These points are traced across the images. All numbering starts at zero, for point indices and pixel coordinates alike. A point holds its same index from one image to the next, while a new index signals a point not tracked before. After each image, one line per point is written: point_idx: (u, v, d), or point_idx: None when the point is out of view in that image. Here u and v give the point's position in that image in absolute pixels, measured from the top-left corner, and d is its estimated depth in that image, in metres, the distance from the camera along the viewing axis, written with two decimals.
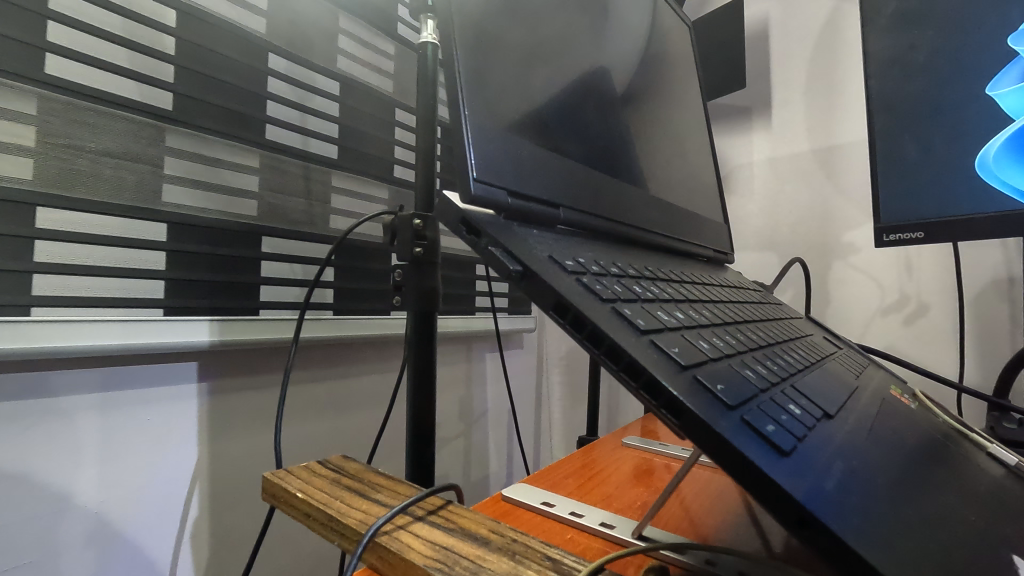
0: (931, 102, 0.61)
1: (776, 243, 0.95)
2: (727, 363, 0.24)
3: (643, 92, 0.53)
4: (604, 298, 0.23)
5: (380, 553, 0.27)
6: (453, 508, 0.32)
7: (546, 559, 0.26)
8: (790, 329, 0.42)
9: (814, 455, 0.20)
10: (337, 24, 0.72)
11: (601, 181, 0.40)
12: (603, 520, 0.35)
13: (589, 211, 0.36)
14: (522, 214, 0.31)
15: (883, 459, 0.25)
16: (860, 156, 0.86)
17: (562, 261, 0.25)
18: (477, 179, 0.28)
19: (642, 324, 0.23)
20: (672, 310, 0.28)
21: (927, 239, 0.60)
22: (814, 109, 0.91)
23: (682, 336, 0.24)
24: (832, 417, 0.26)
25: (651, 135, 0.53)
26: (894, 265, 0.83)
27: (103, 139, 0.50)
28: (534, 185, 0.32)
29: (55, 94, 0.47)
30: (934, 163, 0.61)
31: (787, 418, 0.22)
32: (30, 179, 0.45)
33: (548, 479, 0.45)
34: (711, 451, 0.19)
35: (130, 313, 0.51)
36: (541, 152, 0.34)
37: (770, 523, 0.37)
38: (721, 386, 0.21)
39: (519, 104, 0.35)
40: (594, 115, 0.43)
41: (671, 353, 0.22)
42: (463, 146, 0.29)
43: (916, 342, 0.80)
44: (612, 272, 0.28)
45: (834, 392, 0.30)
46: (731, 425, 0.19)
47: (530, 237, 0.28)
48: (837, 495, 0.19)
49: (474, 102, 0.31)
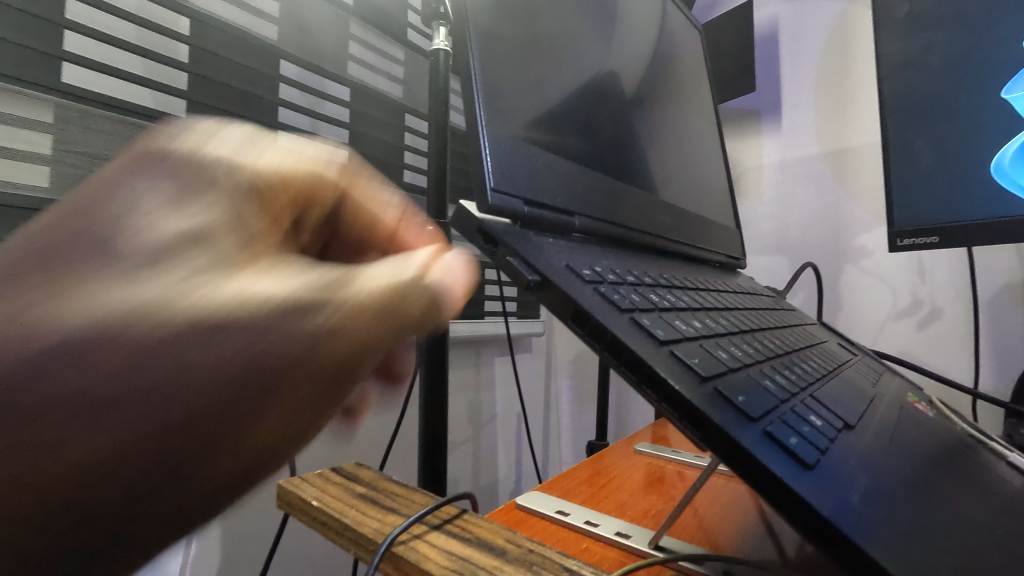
0: (945, 104, 0.61)
1: (786, 247, 0.94)
2: (745, 373, 0.24)
3: (654, 97, 0.53)
4: (622, 307, 0.23)
5: (396, 563, 0.27)
6: (468, 518, 0.32)
7: (564, 570, 0.26)
8: (805, 335, 0.42)
9: (837, 467, 0.20)
10: (348, 30, 0.73)
11: (614, 187, 0.39)
12: (618, 529, 0.35)
13: (602, 218, 0.36)
14: (537, 222, 0.31)
15: (905, 471, 0.25)
16: (871, 159, 0.85)
17: (580, 270, 0.25)
18: (493, 188, 0.28)
19: (661, 334, 0.22)
20: (689, 318, 0.27)
21: (942, 243, 0.60)
22: (825, 113, 0.91)
23: (700, 345, 0.24)
24: (852, 427, 0.26)
25: (662, 141, 0.53)
26: (907, 268, 0.82)
27: (117, 147, 0.50)
28: (548, 192, 0.32)
29: (70, 102, 0.47)
30: (948, 166, 0.60)
31: (808, 430, 0.22)
32: (46, 186, 0.46)
33: (560, 487, 0.44)
34: (735, 463, 0.18)
35: None
36: (555, 159, 0.34)
37: (785, 531, 0.37)
38: (742, 397, 0.21)
39: (531, 111, 0.35)
40: (605, 121, 0.43)
41: (691, 363, 0.21)
42: (479, 155, 0.29)
43: (930, 347, 0.80)
44: (628, 280, 0.28)
45: (853, 402, 0.30)
46: (753, 437, 0.19)
47: (547, 245, 0.28)
48: (862, 509, 0.18)
49: (489, 111, 0.31)
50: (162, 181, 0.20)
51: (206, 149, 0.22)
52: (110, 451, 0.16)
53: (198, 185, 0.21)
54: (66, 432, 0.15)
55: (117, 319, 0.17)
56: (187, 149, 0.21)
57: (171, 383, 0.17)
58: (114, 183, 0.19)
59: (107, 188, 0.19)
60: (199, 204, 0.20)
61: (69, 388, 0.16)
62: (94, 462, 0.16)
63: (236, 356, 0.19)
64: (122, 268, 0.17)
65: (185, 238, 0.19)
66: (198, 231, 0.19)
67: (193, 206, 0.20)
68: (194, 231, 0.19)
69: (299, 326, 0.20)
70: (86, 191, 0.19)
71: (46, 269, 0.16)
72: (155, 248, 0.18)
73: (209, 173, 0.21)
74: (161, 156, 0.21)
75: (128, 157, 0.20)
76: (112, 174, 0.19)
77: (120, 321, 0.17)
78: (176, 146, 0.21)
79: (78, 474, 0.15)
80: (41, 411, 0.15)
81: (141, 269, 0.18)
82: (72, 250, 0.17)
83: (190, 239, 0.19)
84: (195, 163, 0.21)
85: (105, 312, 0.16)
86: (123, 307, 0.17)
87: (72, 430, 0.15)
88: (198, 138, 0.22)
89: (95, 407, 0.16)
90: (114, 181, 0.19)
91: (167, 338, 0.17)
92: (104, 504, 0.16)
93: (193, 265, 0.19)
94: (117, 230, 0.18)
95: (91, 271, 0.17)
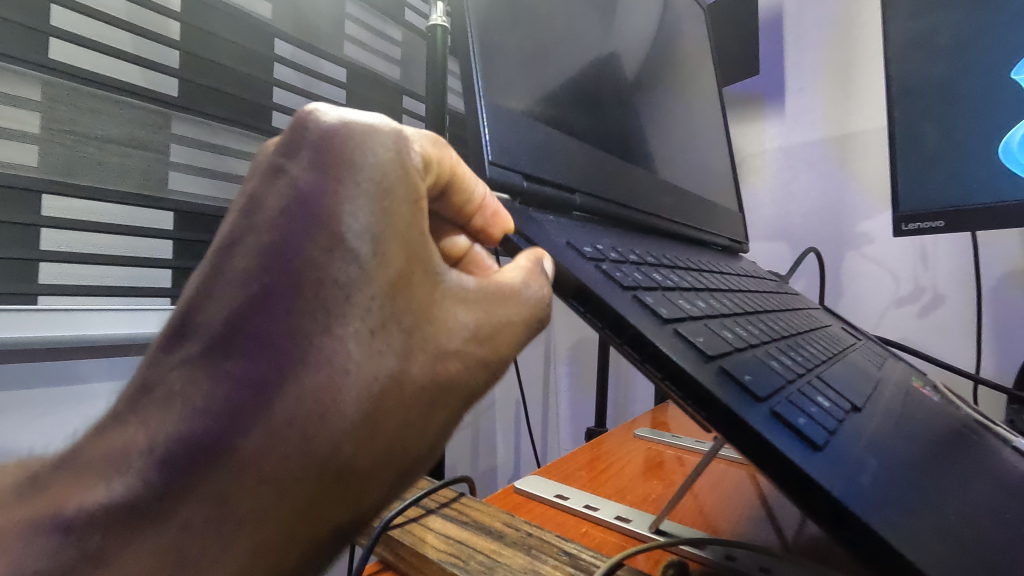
0: (953, 87, 0.59)
1: (788, 233, 0.93)
2: (751, 354, 0.23)
3: (655, 76, 0.52)
4: (624, 285, 0.23)
5: (391, 546, 0.27)
6: (466, 501, 0.31)
7: (563, 554, 0.25)
8: (810, 319, 0.41)
9: (846, 448, 0.20)
10: (344, 10, 0.71)
11: (617, 165, 0.39)
12: (618, 513, 0.34)
13: (604, 196, 0.35)
14: (538, 198, 0.30)
15: (912, 453, 0.24)
16: (876, 144, 0.84)
17: (580, 247, 0.24)
18: (492, 161, 0.27)
19: (664, 313, 0.22)
20: (694, 298, 0.27)
21: (947, 228, 0.59)
22: (828, 98, 0.89)
23: (705, 325, 0.23)
24: (860, 410, 0.25)
25: (664, 121, 0.52)
26: (910, 255, 0.81)
27: (107, 126, 0.49)
28: (549, 168, 0.31)
29: (58, 79, 0.46)
30: (955, 152, 0.59)
31: (816, 411, 0.21)
32: (36, 165, 0.45)
33: (559, 471, 0.44)
34: (741, 443, 0.18)
35: (139, 301, 0.52)
36: (556, 135, 0.33)
37: (785, 516, 0.36)
38: (749, 377, 0.20)
39: (529, 87, 0.34)
40: (607, 101, 0.42)
41: (696, 342, 0.21)
42: (478, 127, 0.28)
43: (930, 334, 0.79)
44: (630, 259, 0.27)
45: (859, 385, 0.29)
46: (761, 418, 0.18)
47: (548, 221, 0.27)
48: (873, 490, 0.18)
49: (485, 84, 0.30)
50: (336, 205, 0.15)
51: (375, 150, 0.16)
52: (331, 502, 0.15)
53: (390, 211, 0.16)
54: (282, 509, 0.14)
55: (325, 391, 0.15)
56: (361, 155, 0.16)
57: (374, 455, 0.16)
58: (300, 200, 0.15)
59: (276, 216, 0.15)
60: (393, 246, 0.16)
61: (291, 470, 0.14)
62: (320, 501, 0.15)
63: (428, 410, 0.16)
64: (330, 338, 0.15)
65: (387, 299, 0.16)
66: (398, 284, 0.16)
67: (389, 248, 0.16)
68: (396, 283, 0.16)
69: (474, 377, 0.18)
70: (270, 216, 0.15)
71: (260, 348, 0.14)
72: (346, 313, 0.15)
73: (396, 192, 0.16)
74: (334, 166, 0.16)
75: (295, 170, 0.15)
76: (288, 195, 0.15)
77: (331, 394, 0.15)
78: (351, 158, 0.16)
79: (297, 543, 0.15)
80: (260, 479, 0.14)
81: (346, 338, 0.15)
82: (271, 312, 0.14)
83: (397, 294, 0.16)
84: (371, 178, 0.16)
85: (309, 389, 0.14)
86: (333, 382, 0.15)
87: (285, 508, 0.15)
88: (363, 142, 0.16)
89: (308, 485, 0.15)
90: (309, 202, 0.15)
91: (375, 405, 0.15)
92: (317, 558, 0.16)
93: (391, 328, 0.16)
94: (316, 291, 0.15)
95: (297, 342, 0.14)
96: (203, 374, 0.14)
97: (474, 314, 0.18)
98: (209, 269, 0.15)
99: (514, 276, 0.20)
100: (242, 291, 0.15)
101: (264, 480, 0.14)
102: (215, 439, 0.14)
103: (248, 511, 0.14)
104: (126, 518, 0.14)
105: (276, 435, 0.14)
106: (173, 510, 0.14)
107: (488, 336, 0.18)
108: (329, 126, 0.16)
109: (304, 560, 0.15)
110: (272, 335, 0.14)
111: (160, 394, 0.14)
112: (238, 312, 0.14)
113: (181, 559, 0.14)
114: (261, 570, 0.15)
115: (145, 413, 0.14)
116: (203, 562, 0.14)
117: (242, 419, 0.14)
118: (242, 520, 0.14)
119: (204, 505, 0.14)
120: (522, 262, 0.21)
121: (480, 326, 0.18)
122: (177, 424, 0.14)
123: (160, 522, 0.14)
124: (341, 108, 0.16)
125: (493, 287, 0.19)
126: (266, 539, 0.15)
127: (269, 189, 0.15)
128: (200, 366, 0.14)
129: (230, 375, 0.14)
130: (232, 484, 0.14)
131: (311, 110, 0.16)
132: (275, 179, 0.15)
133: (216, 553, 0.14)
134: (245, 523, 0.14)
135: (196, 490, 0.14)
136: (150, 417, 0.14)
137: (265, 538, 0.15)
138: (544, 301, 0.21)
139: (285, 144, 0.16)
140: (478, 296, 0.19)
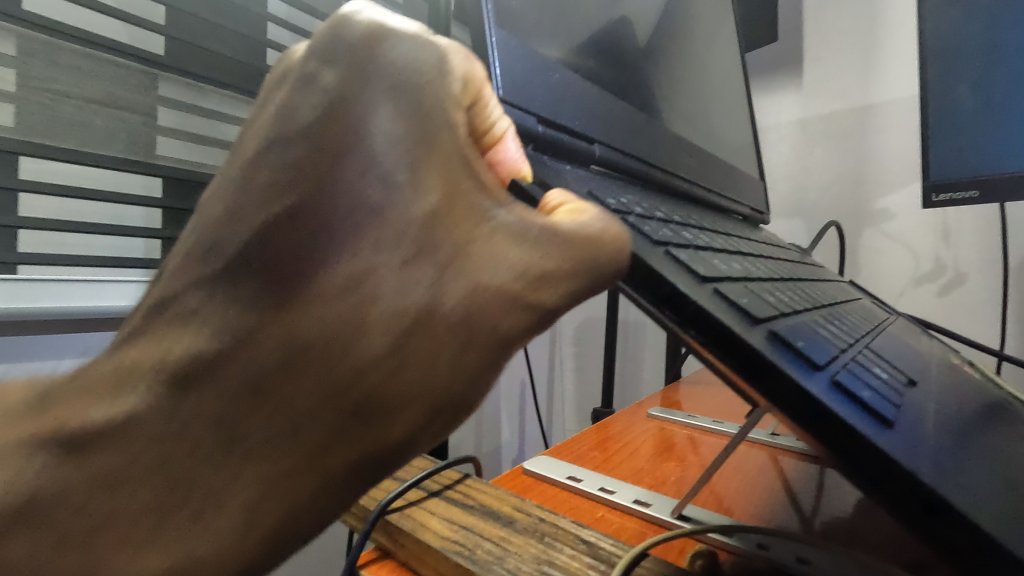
0: (994, 47, 0.55)
1: (804, 209, 0.89)
2: (798, 319, 0.20)
3: (672, 32, 0.48)
4: (654, 239, 0.20)
5: (389, 532, 0.25)
6: (472, 483, 0.29)
7: (580, 543, 0.23)
8: (842, 290, 0.39)
9: (914, 424, 0.17)
10: None
11: (637, 120, 0.36)
12: (636, 497, 0.32)
13: (623, 150, 0.32)
14: (554, 146, 0.27)
15: (972, 429, 0.22)
16: (899, 115, 0.81)
17: (603, 198, 0.22)
18: (502, 99, 0.24)
19: (702, 270, 0.19)
20: (727, 260, 0.24)
21: (981, 199, 0.56)
22: (849, 68, 0.85)
23: (746, 286, 0.21)
24: (916, 383, 0.23)
25: (679, 82, 0.48)
26: (931, 230, 0.78)
27: (89, 85, 0.46)
28: (565, 115, 0.28)
29: (34, 34, 0.43)
30: (991, 117, 0.56)
31: (879, 383, 0.18)
32: (11, 125, 0.42)
33: (570, 452, 0.42)
34: (793, 414, 0.16)
35: (125, 273, 0.49)
36: (572, 79, 0.30)
37: (810, 499, 0.34)
38: (803, 342, 0.18)
39: (542, 27, 0.31)
40: (623, 54, 0.39)
41: (741, 304, 0.18)
42: (487, 60, 0.25)
43: (952, 314, 0.76)
44: (657, 216, 0.24)
45: (907, 358, 0.27)
46: (821, 387, 0.16)
47: (565, 171, 0.24)
48: (953, 473, 0.16)
49: (493, 17, 0.26)
50: (363, 118, 0.15)
51: (408, 56, 0.15)
52: (352, 437, 0.14)
53: (426, 131, 0.15)
54: (295, 441, 0.14)
55: (352, 320, 0.14)
56: (393, 64, 0.15)
57: (400, 394, 0.14)
58: (327, 109, 0.15)
59: (304, 128, 0.14)
60: (429, 172, 0.15)
61: (308, 399, 0.14)
62: (342, 434, 0.14)
63: (461, 354, 0.15)
64: (361, 264, 0.14)
65: (422, 229, 0.15)
66: (436, 214, 0.15)
67: (428, 177, 0.15)
68: (435, 213, 0.15)
69: (525, 327, 0.15)
70: (299, 125, 0.14)
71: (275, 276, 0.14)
72: (378, 236, 0.14)
73: (432, 118, 0.15)
74: (367, 77, 0.15)
75: (328, 76, 0.15)
76: (319, 103, 0.15)
77: (357, 320, 0.14)
78: (385, 66, 0.15)
79: (314, 480, 0.14)
80: (281, 401, 0.14)
81: (379, 268, 0.14)
82: (296, 230, 0.14)
83: (433, 225, 0.15)
84: (404, 91, 0.15)
85: (338, 315, 0.14)
86: (362, 308, 0.14)
87: (302, 437, 0.14)
88: (395, 53, 0.15)
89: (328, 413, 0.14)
90: (338, 110, 0.15)
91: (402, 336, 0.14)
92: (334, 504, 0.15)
93: (427, 261, 0.15)
94: (348, 211, 0.14)
95: (322, 270, 0.14)
96: (222, 297, 0.14)
97: (528, 254, 0.15)
98: (238, 186, 0.15)
99: (573, 217, 0.17)
100: (264, 210, 0.14)
101: (281, 403, 0.14)
102: (239, 359, 0.14)
103: (262, 437, 0.14)
104: (135, 440, 0.14)
105: (295, 360, 0.14)
106: (182, 430, 0.14)
107: (544, 280, 0.15)
108: (363, 30, 0.15)
109: (313, 505, 0.14)
110: (290, 256, 0.14)
111: (175, 314, 0.15)
112: (263, 228, 0.14)
113: (182, 485, 0.14)
114: (259, 501, 0.14)
115: (159, 331, 0.15)
116: (208, 485, 0.14)
117: (263, 342, 0.14)
118: (259, 444, 0.14)
119: (222, 423, 0.14)
120: (568, 207, 0.18)
121: (532, 268, 0.15)
122: (194, 340, 0.14)
123: (167, 444, 0.14)
124: (378, 10, 0.16)
125: (562, 232, 0.16)
126: (282, 466, 0.14)
127: (301, 96, 0.15)
128: (220, 288, 0.15)
129: (249, 297, 0.14)
130: (250, 404, 0.14)
131: (352, 11, 0.15)
132: (307, 86, 0.15)
133: (225, 477, 0.14)
134: (261, 446, 0.14)
135: (215, 413, 0.14)
136: (165, 335, 0.15)
137: (282, 466, 0.14)
138: (620, 253, 0.17)
139: (318, 50, 0.15)
140: (544, 237, 0.16)
